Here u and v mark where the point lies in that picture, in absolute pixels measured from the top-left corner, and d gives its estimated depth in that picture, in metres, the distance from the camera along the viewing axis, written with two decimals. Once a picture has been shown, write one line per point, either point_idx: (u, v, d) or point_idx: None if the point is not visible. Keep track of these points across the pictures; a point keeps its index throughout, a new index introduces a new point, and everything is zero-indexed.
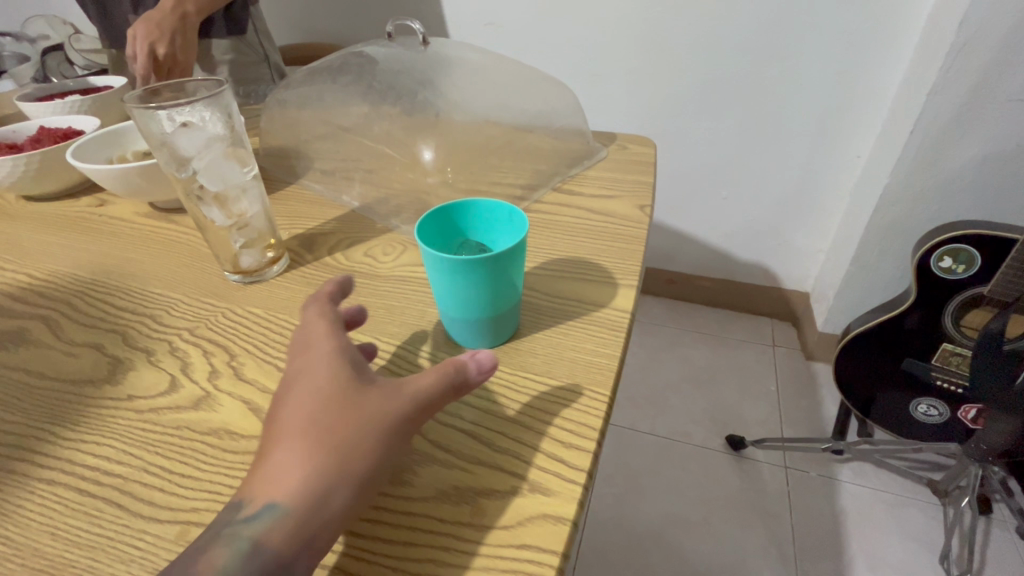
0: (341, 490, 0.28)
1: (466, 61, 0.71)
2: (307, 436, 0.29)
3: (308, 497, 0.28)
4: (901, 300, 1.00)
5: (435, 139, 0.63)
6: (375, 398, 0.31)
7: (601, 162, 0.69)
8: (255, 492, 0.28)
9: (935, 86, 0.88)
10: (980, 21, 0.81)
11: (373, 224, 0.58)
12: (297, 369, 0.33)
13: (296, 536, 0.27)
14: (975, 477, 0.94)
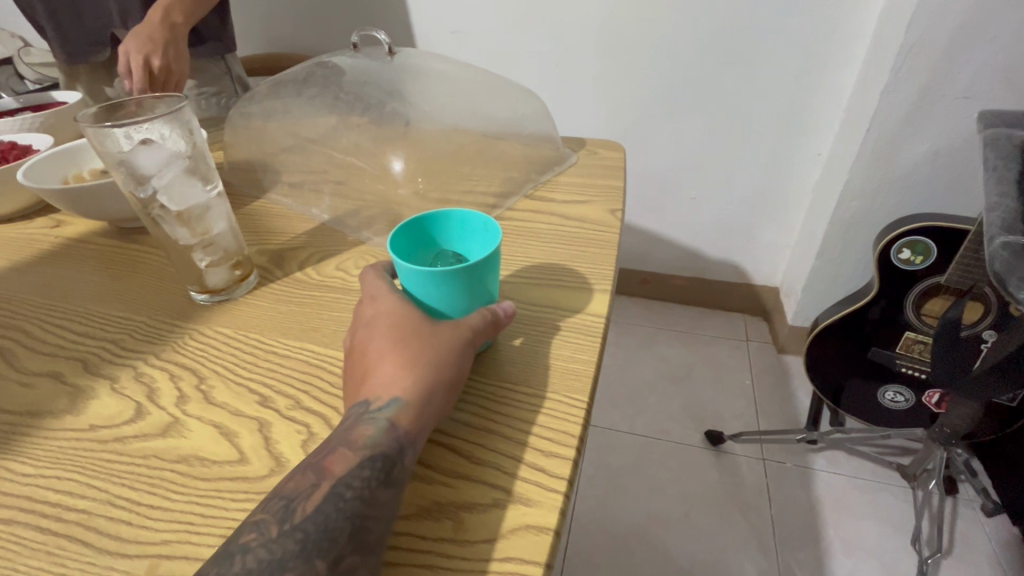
0: (441, 389, 0.36)
1: (437, 70, 0.70)
2: (407, 352, 0.36)
3: (420, 395, 0.35)
4: (865, 290, 1.03)
5: (404, 150, 0.62)
6: (446, 323, 0.38)
7: (571, 167, 0.70)
8: (377, 390, 0.35)
9: (888, 85, 0.92)
10: (926, 24, 0.85)
11: (344, 237, 0.57)
12: (370, 310, 0.39)
13: (417, 418, 0.34)
14: (941, 460, 0.98)
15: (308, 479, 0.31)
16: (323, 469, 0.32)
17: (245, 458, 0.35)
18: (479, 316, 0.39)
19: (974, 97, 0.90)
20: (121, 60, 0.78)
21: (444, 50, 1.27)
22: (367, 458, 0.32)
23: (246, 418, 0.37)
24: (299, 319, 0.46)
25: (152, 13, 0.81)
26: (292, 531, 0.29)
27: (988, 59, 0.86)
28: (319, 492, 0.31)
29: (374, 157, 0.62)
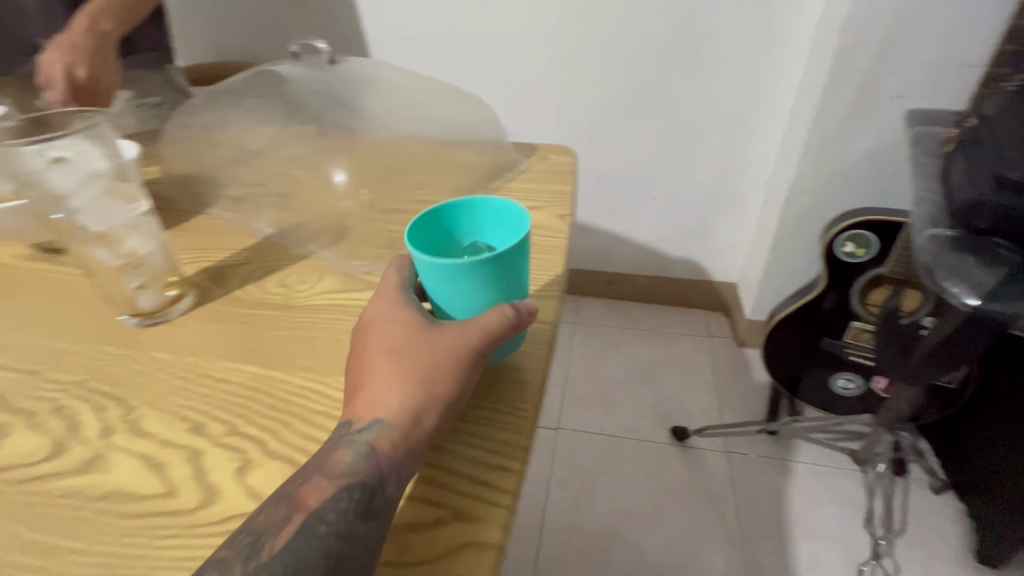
0: (433, 410, 0.34)
1: (384, 81, 0.69)
2: (401, 367, 0.35)
3: (407, 417, 0.34)
4: (814, 284, 1.08)
5: (347, 160, 0.63)
6: (448, 334, 0.36)
7: (523, 174, 0.69)
8: (361, 411, 0.34)
9: (827, 87, 0.97)
10: (859, 25, 0.90)
11: (288, 251, 0.55)
12: (373, 318, 0.39)
13: (399, 444, 0.33)
14: (888, 443, 1.01)
15: (281, 510, 0.30)
16: (298, 500, 0.31)
17: (177, 490, 0.33)
18: (493, 317, 0.36)
19: (905, 95, 0.95)
20: (42, 72, 0.74)
21: (394, 52, 1.24)
22: (344, 488, 0.31)
23: (178, 447, 0.36)
24: (239, 339, 0.44)
25: (78, 22, 0.78)
26: (257, 570, 0.29)
27: (918, 60, 0.91)
28: (291, 525, 0.30)
29: (315, 170, 0.63)
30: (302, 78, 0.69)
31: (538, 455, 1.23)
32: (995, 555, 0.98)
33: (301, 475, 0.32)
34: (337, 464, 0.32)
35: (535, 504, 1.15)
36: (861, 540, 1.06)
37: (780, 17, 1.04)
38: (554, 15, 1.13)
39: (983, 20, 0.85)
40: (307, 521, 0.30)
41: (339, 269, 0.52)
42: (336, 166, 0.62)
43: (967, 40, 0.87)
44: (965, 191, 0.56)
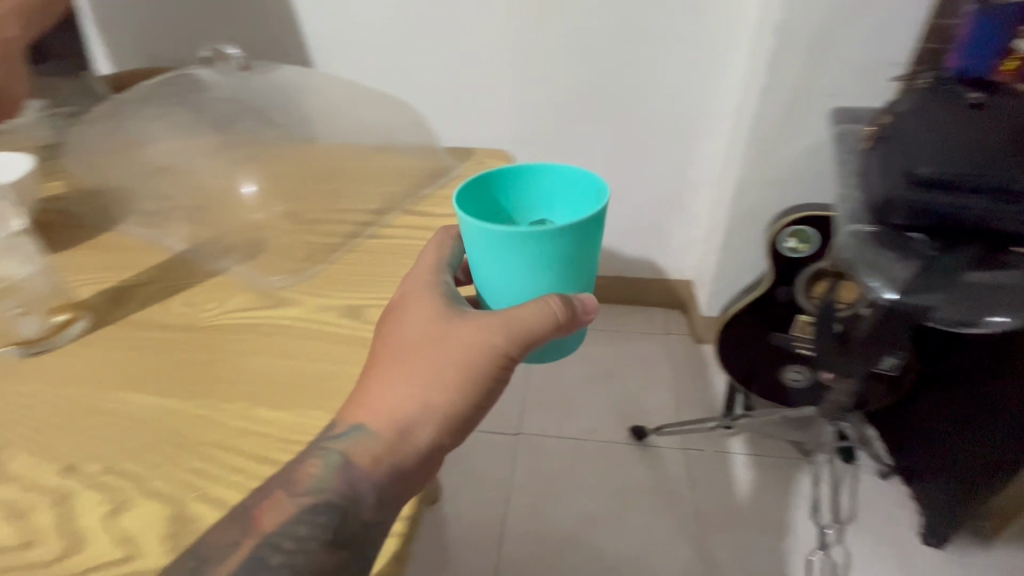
0: (427, 419, 0.35)
1: (312, 96, 0.67)
2: (417, 371, 0.36)
3: (399, 424, 0.35)
4: (763, 279, 1.11)
5: (259, 168, 0.60)
6: (474, 331, 0.37)
7: (456, 179, 0.68)
8: (353, 418, 0.35)
9: (765, 88, 0.99)
10: (792, 24, 0.91)
11: (199, 268, 0.52)
12: (405, 306, 0.40)
13: (376, 461, 0.33)
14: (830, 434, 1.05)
15: (232, 534, 0.30)
16: (253, 520, 0.31)
17: (41, 538, 0.31)
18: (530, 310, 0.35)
19: (838, 94, 0.97)
20: None
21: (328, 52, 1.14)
22: (309, 509, 0.32)
23: (48, 490, 0.33)
24: (132, 366, 0.41)
25: None
26: None
27: (849, 61, 0.93)
28: (241, 551, 0.30)
29: (229, 176, 0.59)
30: (219, 83, 0.65)
31: (499, 462, 1.21)
32: (939, 534, 1.01)
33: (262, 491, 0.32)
34: (302, 481, 0.32)
35: (497, 513, 1.13)
36: (806, 529, 1.08)
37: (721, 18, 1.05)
38: (496, 16, 1.07)
39: (906, 19, 0.87)
40: (262, 543, 0.30)
41: (253, 286, 0.50)
42: (247, 178, 0.59)
43: (892, 42, 0.90)
44: (885, 184, 0.55)
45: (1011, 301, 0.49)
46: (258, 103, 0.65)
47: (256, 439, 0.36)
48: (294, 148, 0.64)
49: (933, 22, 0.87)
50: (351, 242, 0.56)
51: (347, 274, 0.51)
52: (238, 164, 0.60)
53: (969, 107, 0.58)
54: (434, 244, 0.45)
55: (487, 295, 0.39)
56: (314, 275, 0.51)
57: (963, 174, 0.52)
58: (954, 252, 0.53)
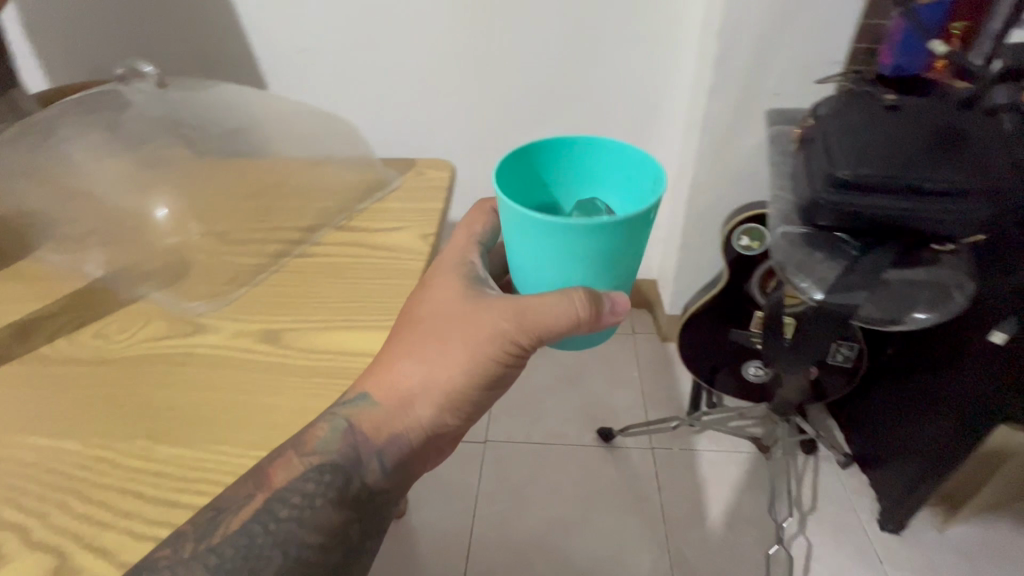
0: (423, 401, 0.41)
1: (242, 121, 0.64)
2: (427, 351, 0.41)
3: (399, 401, 0.41)
4: (718, 278, 1.11)
5: (170, 190, 0.57)
6: (490, 316, 0.41)
7: (395, 192, 0.66)
8: (363, 387, 0.40)
9: (713, 86, 0.97)
10: (735, 24, 0.90)
11: (114, 296, 0.50)
12: (432, 284, 0.45)
13: (376, 429, 0.40)
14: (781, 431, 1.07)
15: (247, 487, 0.36)
16: (265, 477, 0.36)
17: None
18: (542, 304, 0.36)
19: (783, 93, 0.97)
20: None
21: (271, 61, 1.07)
22: (316, 468, 0.38)
23: None
24: (26, 406, 0.39)
25: None
26: (215, 546, 0.34)
27: (791, 59, 0.94)
28: (254, 503, 0.35)
29: (136, 197, 0.56)
30: (123, 99, 0.59)
31: (465, 473, 1.18)
32: (896, 521, 1.01)
33: (275, 450, 0.37)
34: (311, 443, 0.38)
35: (465, 526, 1.11)
36: (766, 524, 1.08)
37: (674, 20, 0.99)
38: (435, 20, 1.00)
39: (840, 18, 0.89)
40: (272, 496, 0.36)
41: (170, 311, 0.48)
42: (157, 200, 0.56)
43: (830, 40, 0.91)
44: (819, 172, 0.55)
45: (928, 297, 0.55)
46: (167, 118, 0.60)
47: (144, 480, 0.34)
48: (215, 167, 0.61)
49: (863, 23, 0.89)
50: (277, 263, 0.54)
51: (268, 296, 0.50)
52: (151, 184, 0.57)
53: (883, 109, 0.57)
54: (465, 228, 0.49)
55: (517, 278, 0.39)
56: (234, 298, 0.50)
57: (874, 180, 0.51)
58: (881, 249, 0.55)
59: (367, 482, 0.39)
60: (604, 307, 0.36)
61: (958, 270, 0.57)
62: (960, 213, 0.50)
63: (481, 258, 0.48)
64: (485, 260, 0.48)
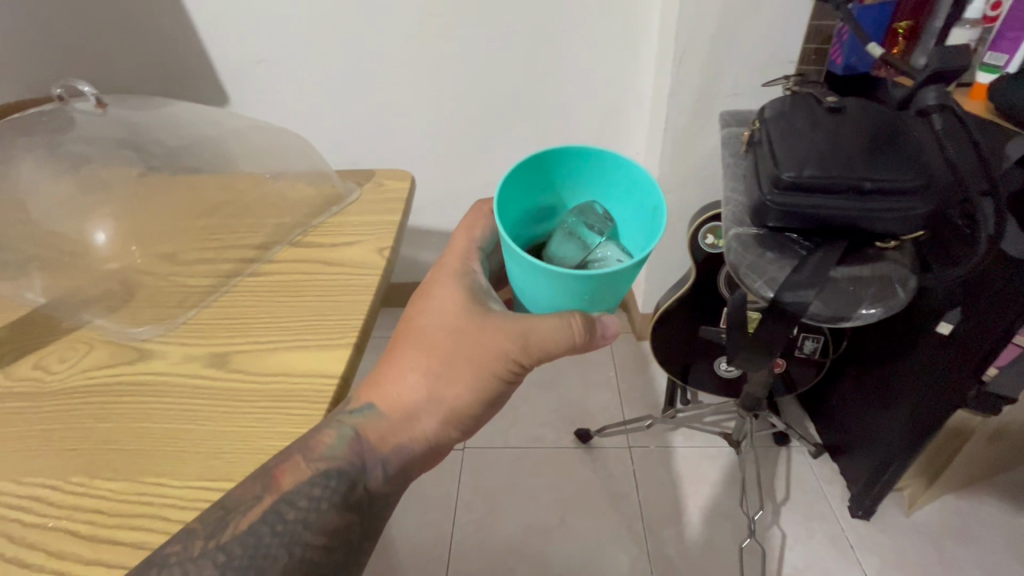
0: (432, 414, 0.42)
1: (195, 135, 0.64)
2: (433, 365, 0.43)
3: (406, 412, 0.42)
4: (686, 278, 1.10)
5: (111, 211, 0.53)
6: (490, 331, 0.43)
7: (353, 204, 0.64)
8: (369, 399, 0.43)
9: (672, 88, 0.97)
10: (692, 24, 0.89)
11: (56, 324, 0.49)
12: (434, 295, 0.46)
13: (381, 438, 0.41)
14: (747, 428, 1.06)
15: (255, 488, 0.36)
16: (273, 479, 0.37)
17: None
18: (546, 325, 0.40)
19: (741, 93, 0.98)
20: None
21: (230, 69, 1.04)
22: (323, 473, 0.38)
23: None
24: None
25: None
26: (218, 548, 0.34)
27: (747, 59, 0.94)
28: (263, 504, 0.36)
29: (73, 218, 0.52)
30: (53, 119, 0.57)
31: (442, 480, 1.17)
32: (865, 508, 1.02)
33: (285, 452, 0.38)
34: (321, 450, 0.39)
35: (443, 534, 1.10)
36: (735, 517, 1.09)
37: (638, 20, 0.96)
38: (390, 28, 0.98)
39: (792, 18, 0.89)
40: (281, 498, 0.37)
41: (114, 338, 0.47)
42: (98, 225, 0.52)
43: (782, 40, 0.92)
44: (767, 173, 0.57)
45: (873, 293, 0.59)
46: (97, 135, 0.57)
47: (84, 518, 0.34)
48: (156, 184, 0.58)
49: (812, 24, 0.90)
50: (228, 282, 0.53)
51: (218, 318, 0.49)
52: (81, 208, 0.53)
53: (824, 112, 0.60)
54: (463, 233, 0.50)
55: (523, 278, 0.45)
56: (182, 322, 0.48)
57: (817, 181, 0.54)
58: (830, 247, 0.57)
59: (371, 487, 0.40)
60: (594, 327, 0.40)
61: (903, 265, 0.60)
62: (900, 212, 0.53)
63: (481, 265, 0.49)
64: (485, 264, 0.50)
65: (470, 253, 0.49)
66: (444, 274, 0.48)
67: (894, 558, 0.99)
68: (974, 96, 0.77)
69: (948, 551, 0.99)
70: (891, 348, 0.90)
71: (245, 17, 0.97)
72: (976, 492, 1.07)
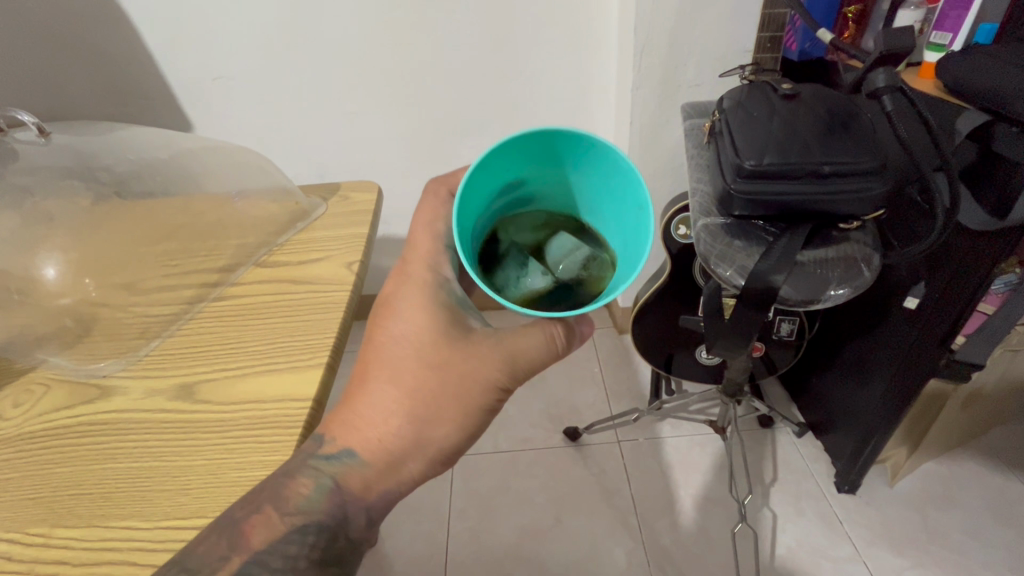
0: (416, 457, 0.40)
1: (144, 159, 0.61)
2: (416, 403, 0.41)
3: (388, 461, 0.40)
4: (661, 271, 1.10)
5: (61, 243, 0.51)
6: (474, 349, 0.43)
7: (319, 219, 0.63)
8: (347, 443, 0.40)
9: (635, 83, 0.97)
10: (651, 19, 0.90)
11: (11, 366, 0.47)
12: (405, 317, 0.44)
13: (365, 486, 0.39)
14: (732, 415, 1.06)
15: (221, 548, 0.34)
16: (241, 537, 0.35)
17: None
18: (530, 342, 0.42)
19: (702, 84, 0.99)
20: None
21: (186, 84, 1.01)
22: (299, 529, 0.37)
23: None
24: None
25: None
26: None
27: (703, 50, 0.95)
28: (231, 565, 0.34)
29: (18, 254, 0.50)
30: None
31: (434, 491, 1.16)
32: (851, 481, 1.03)
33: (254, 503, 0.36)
34: (297, 503, 0.37)
35: (437, 544, 1.08)
36: (727, 502, 1.09)
37: (596, 15, 0.96)
38: (346, 37, 0.96)
39: (746, 7, 0.91)
40: (253, 557, 0.35)
41: (73, 377, 0.45)
42: (47, 258, 0.50)
43: (736, 30, 0.93)
44: (728, 162, 0.58)
45: (839, 274, 0.60)
46: (37, 164, 0.54)
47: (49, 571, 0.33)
48: (109, 212, 0.56)
49: (764, 14, 0.91)
50: (192, 309, 0.51)
51: (184, 346, 0.47)
52: (28, 240, 0.50)
53: (779, 100, 0.61)
54: (428, 239, 0.48)
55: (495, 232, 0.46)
56: (144, 354, 0.47)
57: (777, 168, 0.55)
58: (795, 231, 0.58)
59: (353, 536, 0.39)
60: (573, 335, 0.43)
61: (867, 244, 0.61)
62: (860, 191, 0.54)
63: (452, 269, 0.47)
64: (455, 263, 0.48)
65: (437, 258, 0.47)
66: (412, 289, 0.45)
67: (881, 529, 1.01)
68: (923, 74, 0.78)
69: (933, 517, 1.02)
70: (863, 325, 0.91)
71: (198, 30, 0.94)
72: (952, 458, 1.10)
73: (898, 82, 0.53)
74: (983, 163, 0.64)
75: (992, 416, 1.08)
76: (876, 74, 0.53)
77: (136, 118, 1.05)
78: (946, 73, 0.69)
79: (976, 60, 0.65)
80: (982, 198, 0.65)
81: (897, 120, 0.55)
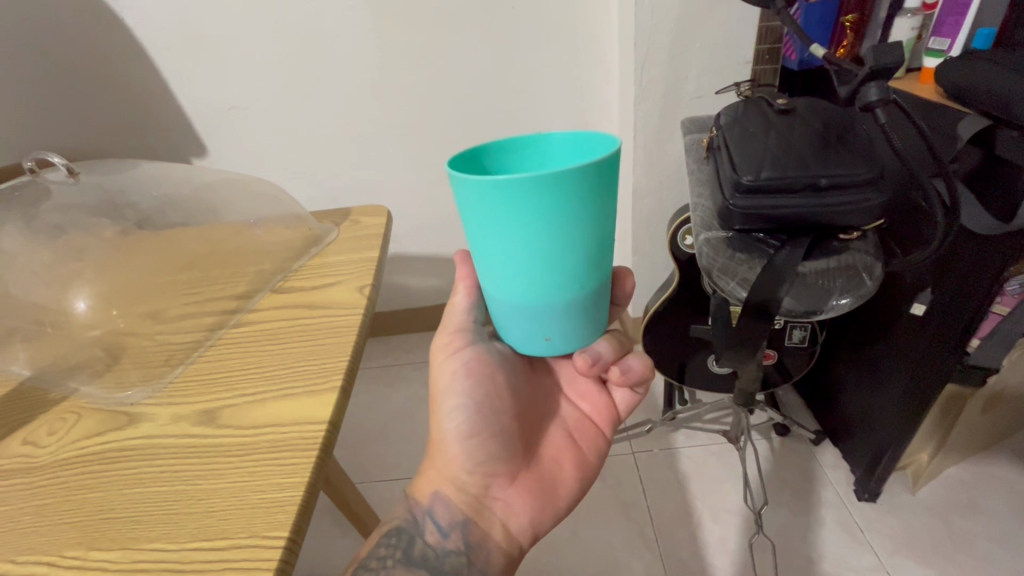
0: (447, 456, 0.51)
1: (168, 195, 0.65)
2: (439, 411, 0.53)
3: (436, 466, 0.52)
4: (670, 280, 1.11)
5: (90, 278, 0.54)
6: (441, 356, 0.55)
7: (330, 244, 0.66)
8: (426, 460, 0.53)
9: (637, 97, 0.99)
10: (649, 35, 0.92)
11: (44, 395, 0.49)
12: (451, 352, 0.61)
13: (423, 492, 0.51)
14: (743, 422, 1.04)
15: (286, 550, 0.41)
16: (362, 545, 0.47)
17: None
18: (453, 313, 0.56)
19: (704, 95, 1.00)
20: None
21: (206, 114, 1.05)
22: (388, 534, 0.49)
23: None
24: None
25: None
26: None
27: (704, 62, 0.96)
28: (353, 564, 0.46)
29: (52, 288, 0.53)
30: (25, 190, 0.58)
31: None
32: (870, 490, 1.02)
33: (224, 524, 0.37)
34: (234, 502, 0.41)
35: None
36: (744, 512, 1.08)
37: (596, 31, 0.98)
38: (354, 63, 1.00)
39: (742, 20, 0.92)
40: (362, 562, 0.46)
41: (103, 404, 0.47)
42: (78, 291, 0.53)
43: (734, 41, 0.94)
44: (727, 177, 0.60)
45: (842, 284, 0.60)
46: (66, 202, 0.58)
47: None
48: (135, 245, 0.59)
49: (762, 26, 0.92)
50: (212, 335, 0.53)
51: (207, 373, 0.49)
52: (62, 274, 0.54)
53: (775, 115, 0.63)
54: None
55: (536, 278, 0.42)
56: (169, 380, 0.49)
57: (774, 183, 0.56)
58: (794, 243, 0.59)
59: (428, 540, 0.48)
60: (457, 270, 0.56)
61: (868, 253, 0.61)
62: (857, 204, 0.55)
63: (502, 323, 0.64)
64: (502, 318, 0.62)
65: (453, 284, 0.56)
66: None
67: (904, 538, 0.98)
68: (923, 80, 0.79)
69: (958, 525, 0.99)
70: (872, 331, 0.92)
71: (216, 64, 0.98)
72: (973, 464, 1.09)
73: (892, 94, 0.53)
74: (983, 167, 0.65)
75: (1014, 421, 1.06)
76: (868, 88, 0.53)
77: (157, 149, 1.09)
78: (944, 79, 0.69)
79: (971, 64, 0.66)
80: (986, 201, 0.65)
81: (892, 132, 0.55)
